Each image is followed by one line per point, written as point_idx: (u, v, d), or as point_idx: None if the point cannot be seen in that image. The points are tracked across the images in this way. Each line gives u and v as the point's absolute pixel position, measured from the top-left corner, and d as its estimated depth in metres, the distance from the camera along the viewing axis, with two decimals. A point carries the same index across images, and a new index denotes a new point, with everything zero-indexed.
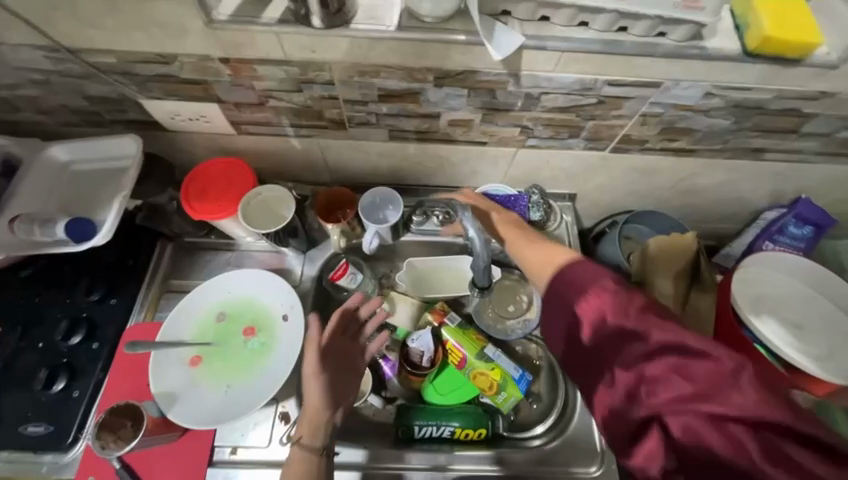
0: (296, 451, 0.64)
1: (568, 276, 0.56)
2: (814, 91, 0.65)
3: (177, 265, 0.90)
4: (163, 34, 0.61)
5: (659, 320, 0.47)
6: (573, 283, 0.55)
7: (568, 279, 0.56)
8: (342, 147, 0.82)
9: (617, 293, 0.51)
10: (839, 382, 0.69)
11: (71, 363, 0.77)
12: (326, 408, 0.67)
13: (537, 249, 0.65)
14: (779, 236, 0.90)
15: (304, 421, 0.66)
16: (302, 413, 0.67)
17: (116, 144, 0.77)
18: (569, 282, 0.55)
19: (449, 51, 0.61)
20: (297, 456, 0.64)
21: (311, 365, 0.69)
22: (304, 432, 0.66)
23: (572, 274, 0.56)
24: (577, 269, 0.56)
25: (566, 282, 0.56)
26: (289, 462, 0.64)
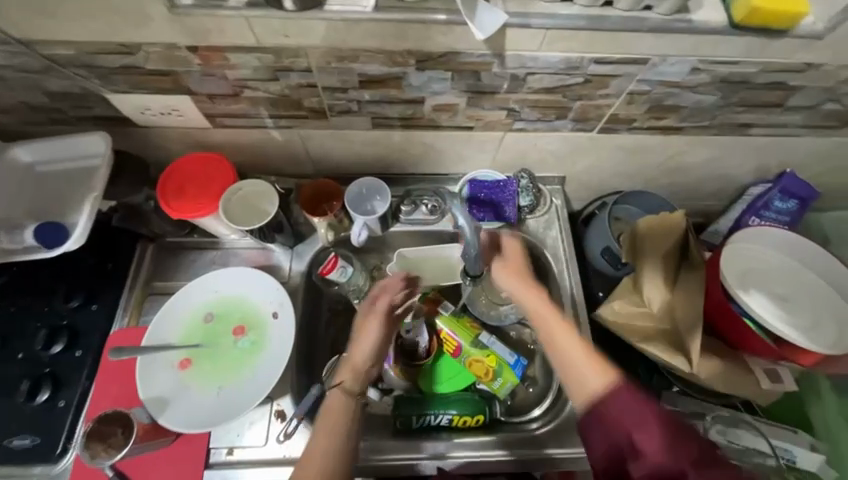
0: (339, 395, 0.66)
1: (617, 410, 0.55)
2: (799, 63, 0.65)
3: (160, 266, 0.86)
4: (124, 22, 0.57)
5: (712, 473, 0.50)
6: (619, 416, 0.54)
7: (616, 411, 0.55)
8: (324, 137, 0.80)
9: (671, 439, 0.52)
10: (825, 352, 0.71)
11: (54, 373, 0.74)
12: (371, 362, 0.71)
13: (570, 347, 0.61)
14: (764, 211, 0.90)
15: (350, 366, 0.69)
16: (349, 359, 0.70)
17: (84, 142, 0.73)
18: (615, 414, 0.55)
19: (430, 32, 0.58)
20: (339, 399, 0.66)
21: (373, 323, 0.72)
22: (348, 377, 0.68)
23: (623, 406, 0.54)
24: (624, 401, 0.55)
25: (613, 415, 0.55)
26: (329, 403, 0.66)
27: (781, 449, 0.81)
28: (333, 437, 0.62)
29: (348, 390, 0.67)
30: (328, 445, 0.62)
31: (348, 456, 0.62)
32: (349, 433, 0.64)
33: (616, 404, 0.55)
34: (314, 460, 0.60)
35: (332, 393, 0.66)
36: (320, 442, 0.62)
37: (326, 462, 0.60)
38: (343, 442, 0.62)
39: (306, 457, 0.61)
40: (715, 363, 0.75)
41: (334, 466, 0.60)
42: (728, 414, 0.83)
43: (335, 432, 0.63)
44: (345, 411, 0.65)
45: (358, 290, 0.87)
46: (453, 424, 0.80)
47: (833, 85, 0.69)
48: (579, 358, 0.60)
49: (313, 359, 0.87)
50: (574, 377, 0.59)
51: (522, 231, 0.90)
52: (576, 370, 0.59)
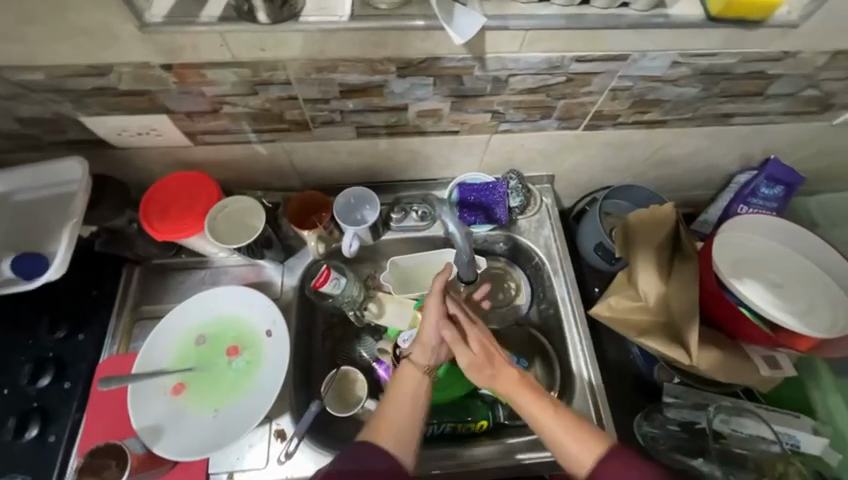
0: (411, 367, 0.70)
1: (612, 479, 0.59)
2: (777, 51, 0.65)
3: (146, 290, 0.84)
4: (93, 43, 0.56)
5: None
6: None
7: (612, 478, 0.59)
8: (309, 149, 0.79)
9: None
10: (819, 337, 0.71)
11: (42, 407, 0.71)
12: (439, 343, 0.72)
13: (555, 423, 0.64)
14: (752, 199, 0.91)
15: (421, 343, 0.71)
16: (419, 338, 0.71)
17: (61, 168, 0.71)
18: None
19: (408, 38, 0.58)
20: (410, 371, 0.70)
21: (438, 307, 0.71)
22: (420, 354, 0.71)
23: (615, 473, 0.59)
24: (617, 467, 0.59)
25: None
26: (402, 373, 0.70)
27: (785, 435, 0.81)
28: (403, 405, 0.67)
29: (418, 365, 0.70)
30: (398, 413, 0.66)
31: (418, 424, 0.66)
32: (419, 403, 0.68)
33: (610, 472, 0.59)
34: (387, 424, 0.65)
35: (404, 364, 0.70)
36: (392, 408, 0.66)
37: (397, 427, 0.64)
38: (414, 411, 0.66)
39: (378, 420, 0.65)
40: (714, 354, 0.75)
41: (406, 430, 0.64)
42: (730, 404, 0.84)
43: (405, 402, 0.67)
44: (416, 383, 0.69)
45: (353, 301, 0.85)
46: (457, 432, 0.80)
47: (811, 72, 0.70)
48: (565, 431, 0.63)
49: (310, 374, 0.85)
50: (565, 452, 0.62)
51: (514, 231, 0.89)
52: (565, 445, 0.63)
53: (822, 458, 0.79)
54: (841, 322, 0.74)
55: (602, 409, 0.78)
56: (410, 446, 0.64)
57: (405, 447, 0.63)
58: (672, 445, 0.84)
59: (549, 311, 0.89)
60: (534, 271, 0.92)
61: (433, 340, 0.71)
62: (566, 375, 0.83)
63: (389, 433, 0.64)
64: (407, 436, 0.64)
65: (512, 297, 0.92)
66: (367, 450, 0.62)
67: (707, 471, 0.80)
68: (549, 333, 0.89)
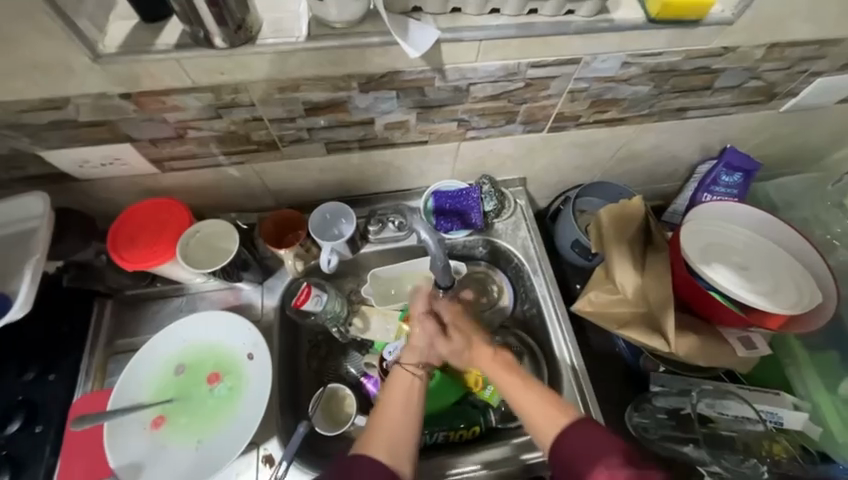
0: (403, 373, 0.70)
1: (576, 448, 0.60)
2: (718, 47, 0.69)
3: (120, 323, 0.82)
4: (47, 77, 0.55)
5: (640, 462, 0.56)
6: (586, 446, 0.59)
7: (576, 445, 0.60)
8: (280, 169, 0.79)
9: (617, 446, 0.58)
10: (787, 313, 0.74)
11: (12, 456, 0.68)
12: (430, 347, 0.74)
13: (531, 398, 0.66)
14: (715, 187, 0.95)
15: (411, 348, 0.74)
16: (409, 344, 0.74)
17: (21, 204, 0.69)
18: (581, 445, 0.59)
19: (367, 54, 0.59)
20: (402, 376, 0.70)
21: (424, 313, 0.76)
22: (410, 359, 0.73)
23: (580, 439, 0.60)
24: (583, 434, 0.60)
25: (573, 453, 0.59)
26: (392, 380, 0.70)
27: (766, 414, 0.83)
28: (396, 413, 0.65)
29: (409, 370, 0.71)
30: (390, 421, 0.64)
31: (412, 432, 0.64)
32: (412, 413, 0.66)
33: (576, 441, 0.60)
34: (380, 434, 0.62)
35: (396, 370, 0.71)
36: (384, 417, 0.65)
37: (390, 436, 0.62)
38: (406, 418, 0.65)
39: (371, 430, 0.63)
40: (691, 339, 0.77)
41: (399, 440, 0.62)
42: (713, 387, 0.86)
43: (397, 409, 0.66)
44: (407, 390, 0.69)
45: (336, 316, 0.84)
46: (449, 440, 0.81)
47: (751, 64, 0.74)
48: (539, 407, 0.65)
49: (297, 395, 0.83)
50: (537, 424, 0.64)
51: (492, 235, 0.91)
52: (537, 417, 0.64)
53: (805, 433, 0.82)
54: (806, 298, 0.77)
55: (590, 403, 0.78)
56: (405, 456, 0.61)
57: (401, 455, 0.60)
58: (663, 433, 0.85)
59: (532, 310, 0.90)
60: (514, 273, 0.93)
61: (422, 344, 0.74)
62: (554, 374, 0.83)
63: (383, 441, 0.61)
64: (401, 443, 0.62)
65: (495, 300, 0.93)
66: (361, 461, 0.59)
67: (697, 457, 0.82)
68: (534, 333, 0.90)
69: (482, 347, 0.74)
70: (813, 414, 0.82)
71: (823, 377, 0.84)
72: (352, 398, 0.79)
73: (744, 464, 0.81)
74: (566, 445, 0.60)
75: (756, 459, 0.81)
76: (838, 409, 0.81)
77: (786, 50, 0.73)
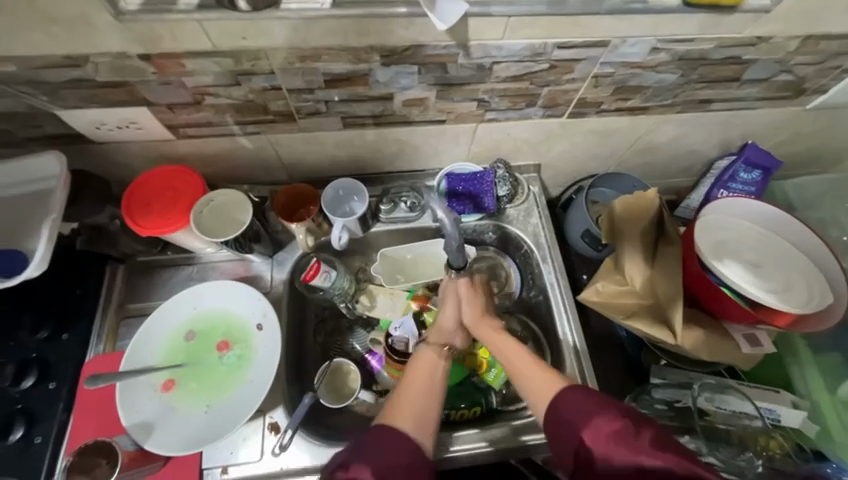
0: (427, 352, 0.71)
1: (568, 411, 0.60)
2: (752, 37, 0.67)
3: (131, 288, 0.82)
4: (67, 32, 0.54)
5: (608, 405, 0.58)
6: (573, 411, 0.59)
7: (567, 409, 0.60)
8: (295, 142, 0.78)
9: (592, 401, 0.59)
10: (796, 311, 0.73)
11: (26, 409, 0.70)
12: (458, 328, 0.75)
13: (526, 369, 0.67)
14: (732, 183, 0.94)
15: (437, 328, 0.74)
16: (437, 324, 0.75)
17: (37, 163, 0.69)
18: (569, 412, 0.60)
19: (391, 26, 0.58)
20: (426, 356, 0.70)
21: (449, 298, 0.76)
22: (435, 337, 0.73)
23: (567, 404, 0.60)
24: (574, 398, 0.60)
25: (566, 415, 0.60)
26: (417, 359, 0.70)
27: (765, 410, 0.84)
28: (419, 392, 0.65)
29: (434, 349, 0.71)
30: (412, 395, 0.65)
31: (436, 408, 0.64)
32: (435, 390, 0.66)
33: (567, 405, 0.60)
34: (403, 405, 0.63)
35: (420, 350, 0.71)
36: (407, 393, 0.65)
37: (412, 410, 0.63)
38: (427, 392, 0.66)
39: (394, 404, 0.64)
40: (697, 333, 0.78)
41: (424, 413, 0.63)
42: (715, 381, 0.86)
43: (420, 386, 0.66)
44: (431, 367, 0.69)
45: (343, 293, 0.84)
46: (451, 418, 0.82)
47: (783, 57, 0.72)
48: (534, 377, 0.66)
49: (302, 368, 0.85)
50: (532, 392, 0.65)
51: (503, 220, 0.90)
52: (532, 386, 0.65)
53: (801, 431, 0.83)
54: (816, 299, 0.77)
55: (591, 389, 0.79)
56: (428, 430, 0.61)
57: (424, 428, 0.61)
58: (660, 423, 0.85)
59: (539, 297, 0.90)
60: (522, 259, 0.93)
61: (447, 325, 0.74)
62: (557, 361, 0.84)
63: (406, 413, 0.62)
64: (425, 417, 0.62)
65: (501, 285, 0.93)
66: (386, 435, 0.59)
67: (694, 448, 0.82)
68: (539, 320, 0.90)
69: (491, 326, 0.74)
70: (811, 413, 0.83)
71: (823, 374, 0.85)
72: (357, 373, 0.81)
73: (739, 457, 0.81)
74: (556, 412, 0.61)
75: (752, 453, 0.82)
76: (836, 410, 0.82)
77: (822, 44, 0.70)
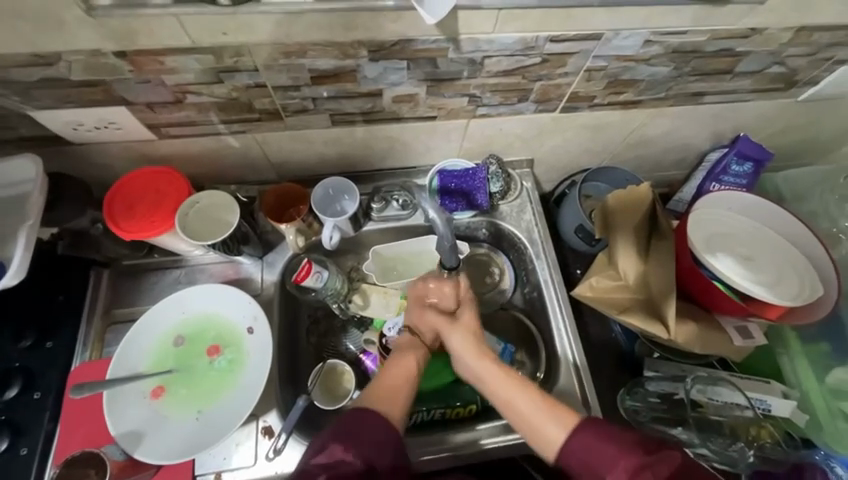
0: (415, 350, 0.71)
1: (587, 451, 0.58)
2: (745, 29, 0.66)
3: (117, 293, 0.80)
4: (36, 29, 0.52)
5: (625, 437, 0.56)
6: (591, 454, 0.57)
7: (583, 449, 0.58)
8: (283, 140, 0.76)
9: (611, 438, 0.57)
10: (788, 304, 0.73)
11: (10, 420, 0.68)
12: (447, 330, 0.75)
13: (523, 396, 0.64)
14: (724, 176, 0.93)
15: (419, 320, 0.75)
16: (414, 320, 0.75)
17: (12, 167, 0.66)
18: (589, 455, 0.57)
19: (378, 20, 0.56)
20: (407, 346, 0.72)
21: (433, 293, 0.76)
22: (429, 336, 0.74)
23: (589, 441, 0.58)
24: (588, 438, 0.58)
25: (583, 454, 0.58)
26: (404, 351, 0.71)
27: (756, 401, 0.84)
28: (404, 380, 0.66)
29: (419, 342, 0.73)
30: (391, 377, 0.66)
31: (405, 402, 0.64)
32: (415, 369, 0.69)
33: (581, 446, 0.58)
34: (382, 395, 0.63)
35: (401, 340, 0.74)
36: (387, 381, 0.66)
37: (388, 390, 0.64)
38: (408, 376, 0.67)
39: (376, 391, 0.64)
40: (690, 328, 0.78)
41: (400, 403, 0.63)
42: (707, 374, 0.86)
43: (402, 369, 0.68)
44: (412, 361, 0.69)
45: (336, 294, 0.83)
46: (447, 417, 0.82)
47: (776, 49, 0.71)
48: (537, 414, 0.62)
49: (296, 370, 0.84)
50: (529, 419, 0.62)
51: (496, 217, 0.89)
52: (536, 429, 0.62)
53: (791, 420, 0.84)
54: (807, 292, 0.77)
55: (586, 385, 0.79)
56: (399, 404, 0.63)
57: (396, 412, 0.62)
58: (653, 415, 0.88)
59: (533, 294, 0.90)
60: (516, 255, 0.93)
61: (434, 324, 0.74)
62: (551, 358, 0.84)
63: (385, 402, 0.63)
64: (398, 396, 0.64)
65: (496, 282, 0.93)
66: (365, 417, 0.59)
67: (686, 438, 0.83)
68: (534, 316, 0.90)
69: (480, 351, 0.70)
70: (801, 402, 0.85)
71: (812, 364, 0.86)
72: (351, 373, 0.80)
73: (731, 448, 0.83)
74: (575, 448, 0.58)
75: (743, 443, 0.83)
76: (824, 398, 0.84)
77: (814, 35, 0.70)
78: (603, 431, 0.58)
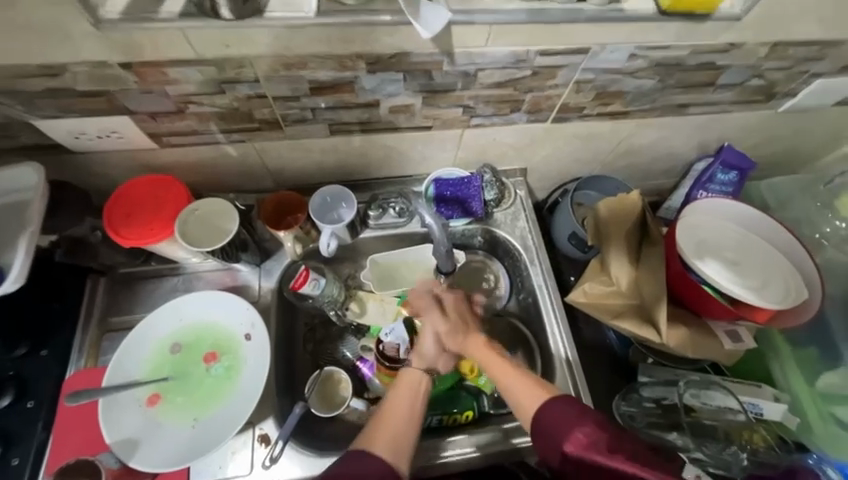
0: (411, 372, 0.70)
1: (556, 421, 0.62)
2: (725, 44, 0.70)
3: (113, 301, 0.80)
4: (43, 41, 0.53)
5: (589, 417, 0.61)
6: (560, 424, 0.61)
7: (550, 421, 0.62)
8: (282, 149, 0.78)
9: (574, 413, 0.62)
10: (775, 307, 0.76)
11: (3, 430, 0.67)
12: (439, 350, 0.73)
13: (510, 377, 0.68)
14: (710, 184, 0.96)
15: (418, 351, 0.72)
16: (417, 349, 0.73)
17: (12, 175, 0.67)
18: (558, 423, 0.62)
19: (375, 33, 0.58)
20: (409, 377, 0.70)
21: (424, 306, 0.75)
22: (419, 362, 0.71)
23: (558, 414, 0.62)
24: (555, 412, 0.63)
25: (553, 425, 0.62)
26: (399, 382, 0.69)
27: (748, 404, 0.84)
28: (401, 415, 0.66)
29: (418, 370, 0.70)
30: (393, 420, 0.65)
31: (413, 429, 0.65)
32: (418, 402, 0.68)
33: (550, 418, 0.63)
34: (381, 431, 0.64)
35: (403, 371, 0.71)
36: (386, 418, 0.65)
37: (392, 434, 0.63)
38: (410, 416, 0.66)
39: (373, 429, 0.64)
40: (682, 331, 0.79)
41: (401, 435, 0.63)
42: (699, 378, 0.88)
43: (401, 409, 0.66)
44: (412, 394, 0.68)
45: (333, 301, 0.84)
46: (444, 423, 0.82)
47: (754, 62, 0.75)
48: (517, 387, 0.67)
49: (292, 377, 0.83)
50: (517, 397, 0.67)
51: (491, 224, 0.91)
52: (516, 396, 0.67)
53: (784, 424, 0.84)
54: (792, 295, 0.79)
55: (582, 390, 0.80)
56: (404, 453, 0.62)
57: (401, 453, 0.62)
58: (648, 421, 0.88)
59: (528, 299, 0.91)
60: (511, 262, 0.94)
61: (430, 348, 0.72)
62: (547, 363, 0.85)
63: (384, 439, 0.62)
64: (402, 439, 0.63)
65: (491, 288, 0.94)
66: (362, 459, 0.60)
67: (682, 444, 0.84)
68: (529, 322, 0.91)
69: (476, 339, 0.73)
70: (792, 405, 0.86)
71: (803, 366, 0.87)
72: (348, 381, 0.80)
73: (725, 452, 0.84)
74: (547, 417, 0.63)
75: (737, 446, 0.84)
76: (815, 402, 0.85)
77: (789, 50, 0.73)
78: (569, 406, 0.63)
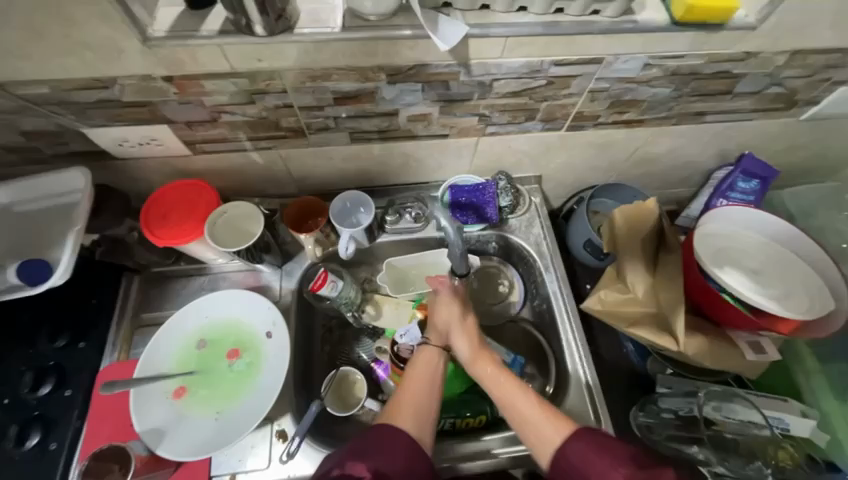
0: (427, 349, 0.73)
1: (580, 458, 0.59)
2: (741, 52, 0.70)
3: (146, 298, 0.85)
4: (96, 57, 0.59)
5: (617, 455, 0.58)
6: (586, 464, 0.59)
7: (580, 456, 0.59)
8: (305, 156, 0.82)
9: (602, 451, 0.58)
10: (800, 318, 0.73)
11: (43, 416, 0.72)
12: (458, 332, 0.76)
13: (528, 409, 0.65)
14: (731, 193, 0.95)
15: (435, 328, 0.76)
16: (434, 325, 0.76)
17: (62, 178, 0.73)
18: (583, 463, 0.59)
19: (397, 47, 0.62)
20: (426, 354, 0.72)
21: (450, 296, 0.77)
22: (436, 339, 0.74)
23: (583, 452, 0.60)
24: (583, 448, 0.60)
25: (577, 465, 0.59)
26: (417, 359, 0.72)
27: (773, 419, 0.82)
28: (421, 385, 0.68)
29: (436, 347, 0.73)
30: (416, 393, 0.67)
31: (434, 405, 0.66)
32: (433, 386, 0.68)
33: (576, 456, 0.60)
34: (404, 404, 0.65)
35: (423, 347, 0.73)
36: (408, 391, 0.67)
37: (414, 410, 0.64)
38: (430, 387, 0.68)
39: (394, 403, 0.66)
40: (700, 340, 0.78)
41: (422, 409, 0.65)
42: (720, 390, 0.85)
43: (423, 383, 0.68)
44: (429, 364, 0.71)
45: (350, 303, 0.86)
46: (457, 427, 0.82)
47: (772, 70, 0.75)
48: (536, 417, 0.65)
49: (309, 376, 0.86)
50: (532, 431, 0.64)
51: (505, 230, 0.93)
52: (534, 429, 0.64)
53: (812, 441, 0.82)
54: (817, 306, 0.77)
55: (597, 398, 0.79)
56: (428, 427, 0.64)
57: (424, 427, 0.63)
58: (667, 433, 0.86)
59: (543, 306, 0.91)
60: (526, 268, 0.95)
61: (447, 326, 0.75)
62: (561, 370, 0.84)
63: (407, 413, 0.64)
64: (424, 412, 0.65)
65: (506, 293, 0.96)
66: (385, 431, 0.62)
67: (703, 458, 0.81)
68: (544, 329, 0.91)
69: (483, 354, 0.72)
70: (821, 422, 0.83)
71: (831, 381, 0.84)
72: (363, 382, 0.82)
73: (748, 467, 0.79)
74: (569, 457, 0.60)
75: (761, 462, 0.80)
76: (846, 419, 0.81)
77: (809, 58, 0.73)
78: (596, 442, 0.60)
